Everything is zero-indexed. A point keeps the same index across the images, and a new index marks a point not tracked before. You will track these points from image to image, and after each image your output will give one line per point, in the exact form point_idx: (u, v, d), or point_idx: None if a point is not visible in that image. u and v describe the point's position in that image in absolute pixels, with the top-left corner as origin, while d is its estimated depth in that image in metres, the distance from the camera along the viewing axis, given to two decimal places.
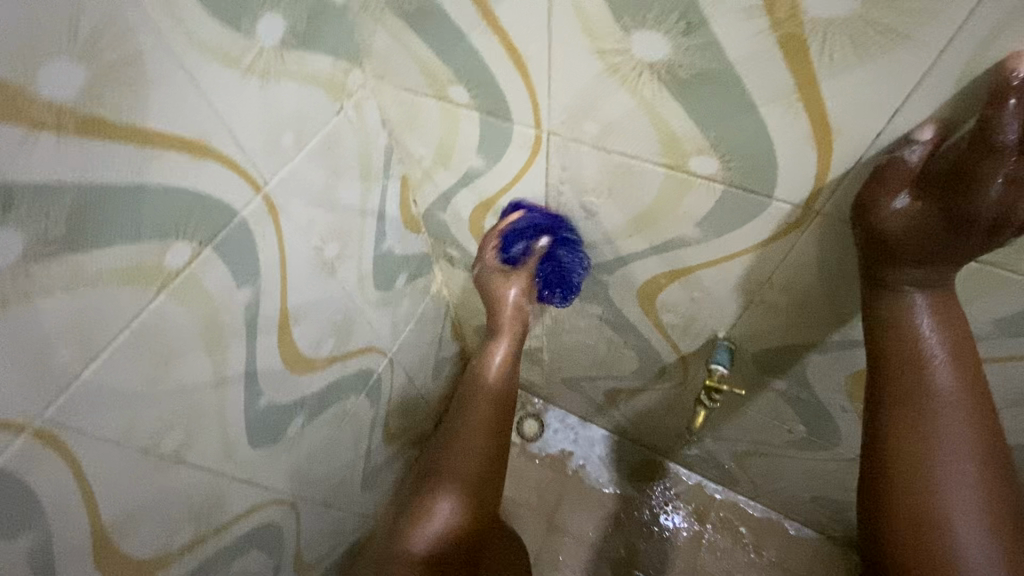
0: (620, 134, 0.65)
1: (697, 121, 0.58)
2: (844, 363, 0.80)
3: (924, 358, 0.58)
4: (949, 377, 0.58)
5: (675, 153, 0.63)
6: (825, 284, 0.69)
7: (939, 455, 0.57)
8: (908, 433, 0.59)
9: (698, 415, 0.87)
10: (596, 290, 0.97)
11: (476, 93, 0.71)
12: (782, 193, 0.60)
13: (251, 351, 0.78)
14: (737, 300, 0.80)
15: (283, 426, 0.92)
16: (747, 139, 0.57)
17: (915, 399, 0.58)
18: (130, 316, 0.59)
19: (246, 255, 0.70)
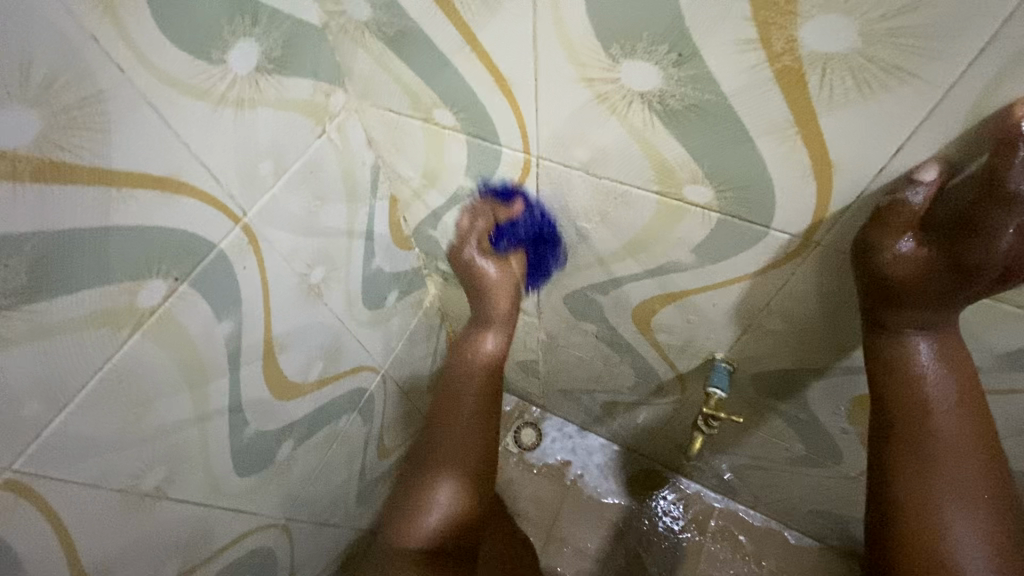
0: (610, 161, 0.62)
1: (690, 151, 0.55)
2: (846, 387, 0.78)
3: (927, 402, 0.58)
4: (953, 419, 0.58)
5: (668, 182, 0.60)
6: (825, 312, 0.67)
7: (946, 500, 0.57)
8: (912, 476, 0.58)
9: (696, 440, 0.85)
10: (590, 309, 0.94)
11: (461, 117, 0.69)
12: (780, 225, 0.58)
13: (234, 382, 0.76)
14: (734, 325, 0.78)
15: (272, 453, 0.90)
16: (742, 170, 0.54)
17: (919, 440, 0.58)
18: (102, 358, 0.57)
19: (225, 288, 0.68)
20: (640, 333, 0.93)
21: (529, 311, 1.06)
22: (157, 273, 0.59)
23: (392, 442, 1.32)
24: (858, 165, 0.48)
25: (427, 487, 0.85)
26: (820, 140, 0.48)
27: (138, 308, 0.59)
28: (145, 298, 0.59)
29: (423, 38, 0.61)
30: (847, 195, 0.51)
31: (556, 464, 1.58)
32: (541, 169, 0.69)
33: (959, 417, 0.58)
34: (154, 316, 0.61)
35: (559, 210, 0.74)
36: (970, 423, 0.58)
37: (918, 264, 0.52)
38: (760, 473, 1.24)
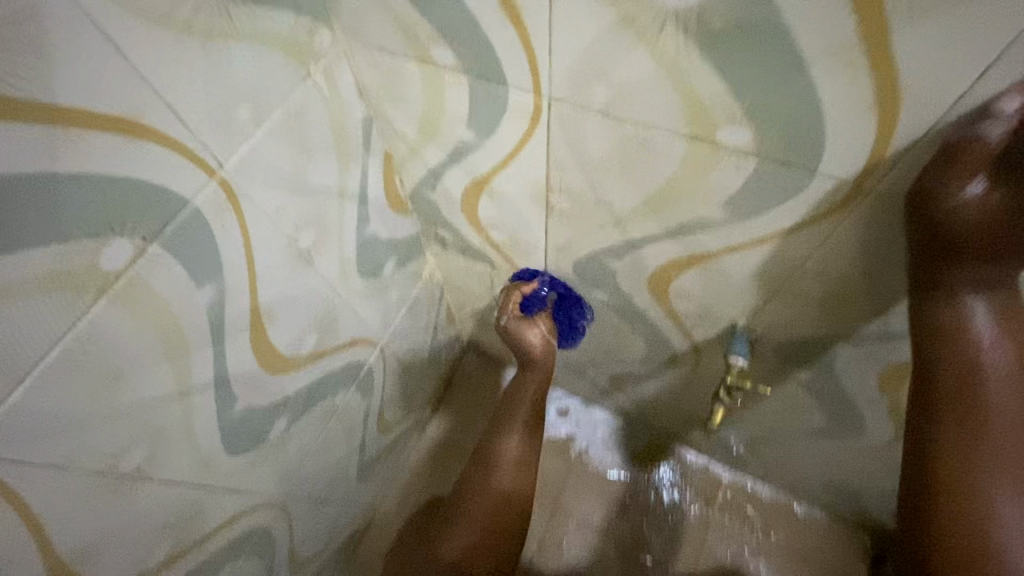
0: (634, 102, 0.55)
1: (730, 83, 0.48)
2: (879, 354, 0.73)
3: (982, 371, 0.55)
4: (1007, 388, 0.55)
5: (701, 123, 0.53)
6: (867, 271, 0.61)
7: (991, 475, 0.55)
8: (958, 449, 0.56)
9: (716, 413, 0.80)
10: (602, 275, 0.88)
11: (463, 54, 0.61)
12: (828, 170, 0.51)
13: (218, 355, 0.70)
14: (760, 290, 0.71)
15: (265, 430, 0.85)
16: (791, 105, 0.47)
17: (969, 411, 0.55)
18: (62, 327, 0.51)
19: (203, 250, 0.61)
20: (655, 301, 0.87)
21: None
22: (120, 231, 0.52)
23: (393, 418, 1.27)
24: (933, 92, 0.41)
25: (496, 435, 0.90)
26: (891, 61, 0.41)
27: (101, 272, 0.52)
28: (108, 261, 0.52)
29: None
30: (915, 130, 0.44)
31: (561, 438, 1.54)
32: (553, 114, 0.62)
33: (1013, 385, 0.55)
34: (121, 281, 0.54)
35: (573, 163, 0.67)
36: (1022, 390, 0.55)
37: (988, 211, 0.46)
38: (772, 445, 1.20)
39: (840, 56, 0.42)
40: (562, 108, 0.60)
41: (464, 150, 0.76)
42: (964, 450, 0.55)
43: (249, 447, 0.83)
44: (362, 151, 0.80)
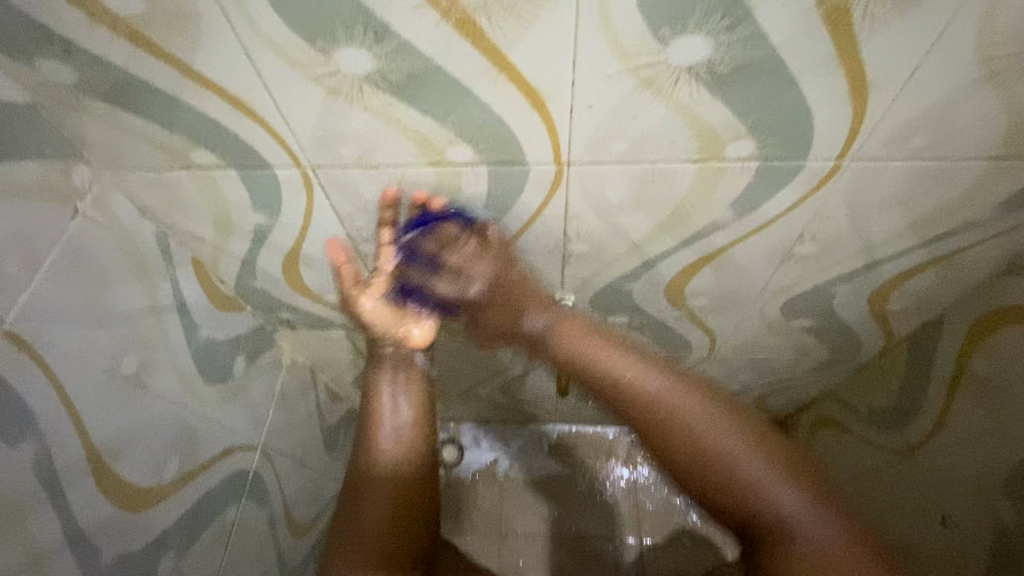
0: (422, 133, 0.43)
1: (589, 88, 0.39)
2: (853, 312, 0.65)
3: (667, 406, 0.44)
4: (722, 429, 0.43)
5: (567, 141, 0.43)
6: (776, 244, 0.54)
7: (758, 490, 0.41)
8: (696, 466, 0.43)
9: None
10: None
11: (283, 132, 0.44)
12: (744, 143, 0.43)
13: (241, 381, 0.71)
14: (717, 286, 0.61)
15: (301, 441, 0.87)
16: (656, 96, 0.39)
17: (696, 448, 0.43)
18: (154, 464, 0.57)
19: (160, 386, 0.58)
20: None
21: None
22: (84, 370, 0.49)
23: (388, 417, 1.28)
24: (850, 11, 0.33)
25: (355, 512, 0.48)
26: (733, 24, 0.34)
27: (53, 428, 0.46)
28: (53, 456, 0.46)
29: (196, 26, 0.37)
30: (780, 93, 0.38)
31: None
32: None
33: (731, 430, 0.43)
34: (91, 461, 0.50)
35: None
36: (732, 423, 0.43)
37: None
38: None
39: (683, 29, 0.34)
40: (331, 172, 0.48)
41: (261, 177, 0.49)
42: (710, 477, 0.42)
43: (285, 527, 0.83)
44: (237, 265, 0.63)
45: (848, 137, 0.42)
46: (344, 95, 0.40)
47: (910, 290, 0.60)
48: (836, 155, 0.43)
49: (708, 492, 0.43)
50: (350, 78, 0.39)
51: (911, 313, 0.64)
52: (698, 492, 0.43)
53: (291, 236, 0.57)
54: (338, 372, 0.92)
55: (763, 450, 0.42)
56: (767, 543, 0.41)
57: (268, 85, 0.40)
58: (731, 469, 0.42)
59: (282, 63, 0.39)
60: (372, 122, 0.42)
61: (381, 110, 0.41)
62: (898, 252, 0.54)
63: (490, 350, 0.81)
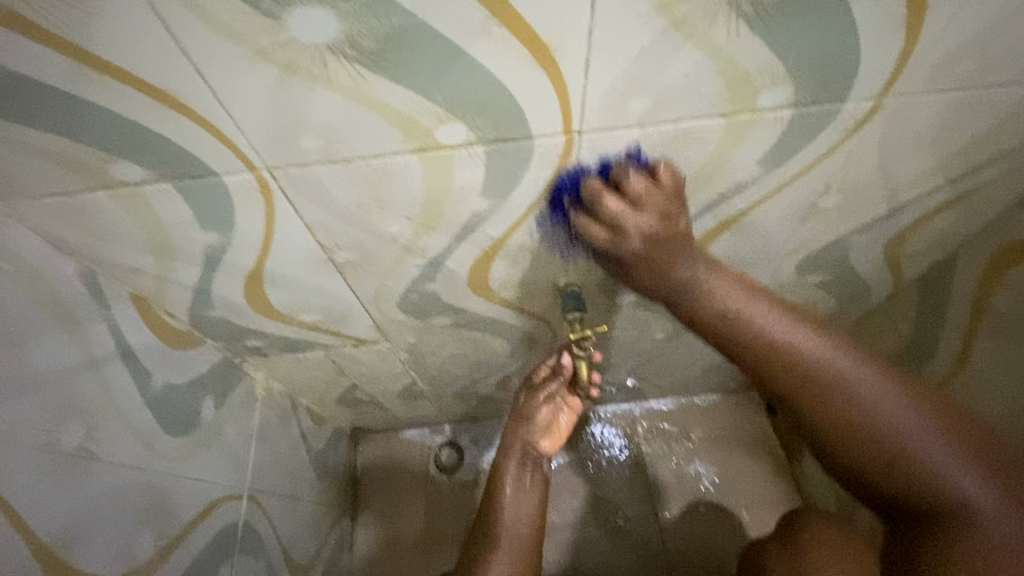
0: (405, 113, 0.35)
1: (610, 36, 0.32)
2: (868, 260, 0.62)
3: (823, 375, 0.39)
4: (847, 360, 0.39)
5: (579, 105, 0.36)
6: (799, 200, 0.50)
7: (882, 408, 0.38)
8: (864, 445, 0.38)
9: (580, 368, 0.60)
10: (439, 309, 0.61)
11: (227, 129, 0.35)
12: (778, 89, 0.37)
13: (213, 426, 0.62)
14: (734, 252, 0.57)
15: (289, 475, 0.78)
16: (687, 40, 0.33)
17: (869, 425, 0.38)
18: (123, 544, 0.48)
19: (115, 453, 0.48)
20: (500, 308, 0.63)
21: (377, 339, 0.67)
22: (16, 455, 0.39)
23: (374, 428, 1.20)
24: None
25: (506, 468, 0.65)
26: None
27: None
28: None
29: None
30: (827, 24, 0.33)
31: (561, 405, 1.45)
32: None
33: (855, 360, 0.39)
34: (44, 561, 0.41)
35: None
36: (912, 396, 0.38)
37: None
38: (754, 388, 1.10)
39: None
40: (293, 173, 0.40)
41: (204, 187, 0.40)
42: (888, 458, 0.37)
43: (286, 571, 0.75)
44: (188, 296, 0.53)
45: (894, 70, 0.37)
46: (303, 73, 0.32)
47: (929, 231, 0.57)
48: (877, 92, 0.38)
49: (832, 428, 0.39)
50: (309, 50, 0.30)
51: (923, 254, 0.62)
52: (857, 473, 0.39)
53: (250, 255, 0.48)
54: (320, 393, 0.83)
55: (941, 425, 0.37)
56: (941, 526, 0.36)
57: (199, 67, 0.31)
58: (905, 445, 0.37)
59: (215, 37, 0.30)
60: (341, 104, 0.34)
61: (352, 88, 0.33)
62: (922, 194, 0.51)
63: (487, 348, 0.75)
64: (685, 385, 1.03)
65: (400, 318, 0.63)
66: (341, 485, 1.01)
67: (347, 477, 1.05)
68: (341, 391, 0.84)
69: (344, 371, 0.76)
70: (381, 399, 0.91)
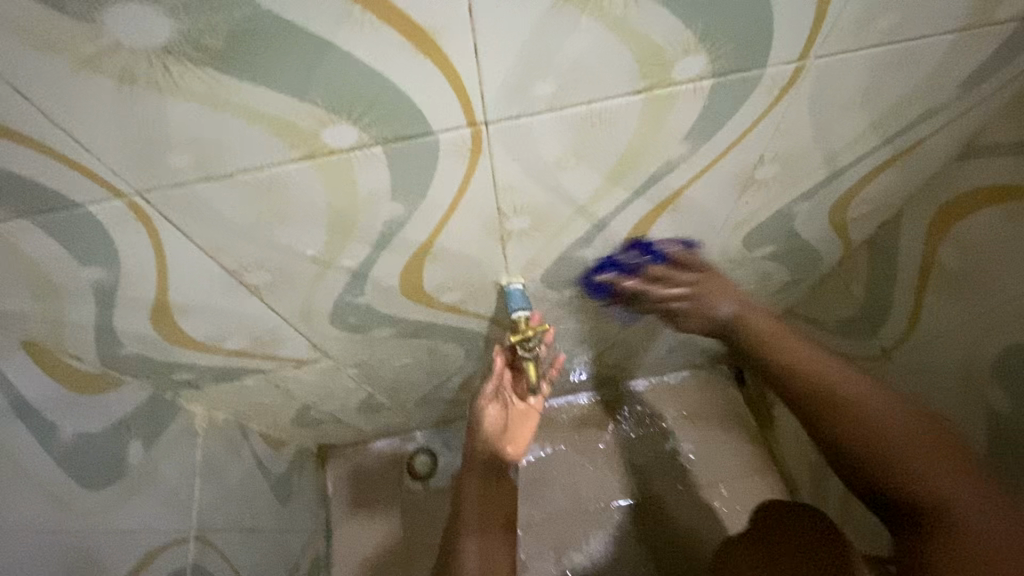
0: (280, 117, 0.31)
1: (496, 14, 0.28)
2: (814, 227, 0.60)
3: (829, 378, 0.47)
4: (868, 385, 0.46)
5: (480, 93, 0.33)
6: (736, 173, 0.47)
7: (901, 419, 0.44)
8: (855, 438, 0.45)
9: (530, 369, 0.56)
10: (377, 321, 0.58)
11: (76, 153, 0.31)
12: (694, 58, 0.34)
13: (146, 470, 0.58)
14: (678, 233, 0.55)
15: (247, 506, 0.75)
16: (582, 13, 0.29)
17: (871, 426, 0.44)
18: None
19: (22, 516, 0.45)
20: (443, 314, 0.60)
21: (319, 358, 0.64)
22: None
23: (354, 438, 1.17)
24: None
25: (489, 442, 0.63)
26: None
27: None
28: None
29: None
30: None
31: None
32: None
33: (870, 384, 0.46)
34: None
35: None
36: (911, 417, 0.44)
37: None
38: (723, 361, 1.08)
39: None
40: (171, 194, 0.35)
41: (70, 220, 0.36)
42: (879, 464, 0.43)
43: None
44: (91, 337, 0.49)
45: (811, 29, 0.34)
46: (145, 83, 0.28)
47: (871, 192, 0.56)
48: (798, 54, 0.36)
49: (818, 420, 0.47)
50: (144, 55, 0.26)
51: (869, 216, 0.60)
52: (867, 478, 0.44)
53: (147, 287, 0.43)
54: (272, 417, 0.79)
55: (952, 459, 0.42)
56: (925, 530, 0.41)
57: (18, 85, 0.27)
58: (915, 462, 0.42)
59: (27, 48, 0.25)
60: (203, 114, 0.30)
61: (209, 94, 0.29)
62: (860, 156, 0.49)
63: (440, 354, 0.72)
64: (654, 366, 1.02)
65: (336, 334, 0.58)
66: (310, 505, 0.98)
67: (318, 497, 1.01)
68: (293, 413, 0.80)
69: (292, 392, 0.72)
70: (340, 414, 0.87)
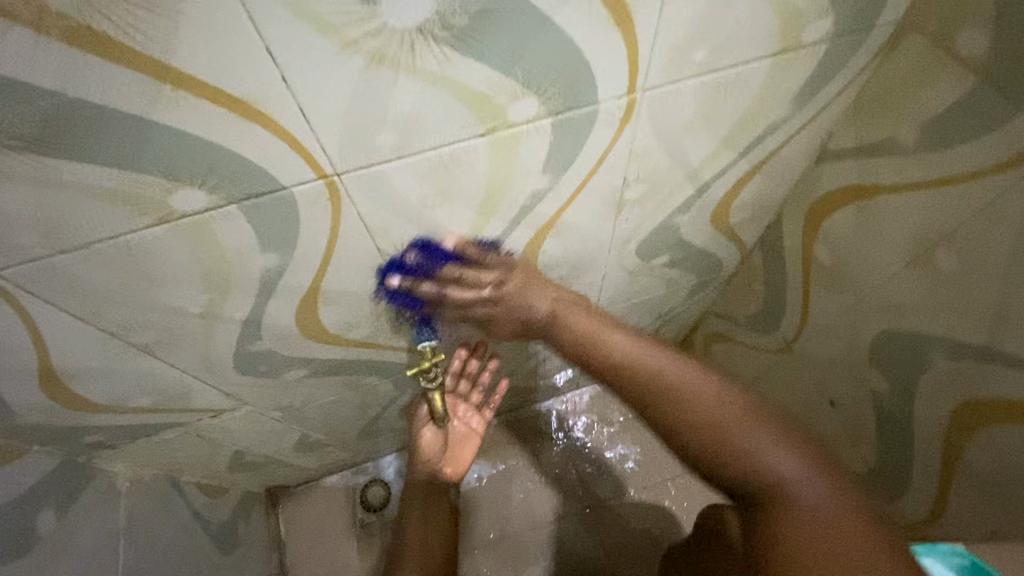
0: (118, 189, 0.32)
1: (310, 79, 0.30)
2: (702, 234, 0.64)
3: (638, 364, 0.45)
4: (687, 369, 0.44)
5: (319, 149, 0.34)
6: (605, 195, 0.50)
7: (740, 418, 0.41)
8: (711, 444, 0.41)
9: (435, 399, 0.59)
10: (286, 364, 0.58)
11: None
12: (525, 100, 0.37)
13: (59, 539, 0.57)
14: (569, 252, 0.57)
15: (182, 562, 0.73)
16: (397, 72, 0.31)
17: (699, 417, 0.42)
18: None
19: None
20: (354, 349, 0.61)
21: (236, 405, 0.64)
22: None
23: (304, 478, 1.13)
24: None
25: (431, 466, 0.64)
26: None
27: None
28: None
29: None
30: (537, 36, 0.33)
31: None
32: None
33: (709, 377, 0.44)
34: None
35: None
36: (841, 499, 0.38)
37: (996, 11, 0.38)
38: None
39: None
40: (25, 269, 0.36)
41: None
42: (729, 463, 0.41)
43: None
44: None
45: (629, 66, 0.37)
46: None
47: (747, 199, 0.59)
48: (627, 89, 0.39)
49: (699, 454, 0.42)
50: None
51: (753, 220, 0.64)
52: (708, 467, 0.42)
53: (26, 357, 0.43)
54: (205, 467, 0.78)
55: (789, 443, 0.40)
56: (767, 512, 0.39)
57: None
58: (745, 448, 0.40)
59: None
60: (35, 193, 0.31)
61: (36, 174, 0.30)
62: (722, 169, 0.52)
63: (366, 387, 0.72)
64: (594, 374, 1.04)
65: (246, 380, 0.58)
66: (260, 551, 0.96)
67: (269, 542, 1.00)
68: (226, 460, 0.79)
69: (218, 440, 0.71)
70: (279, 456, 0.86)
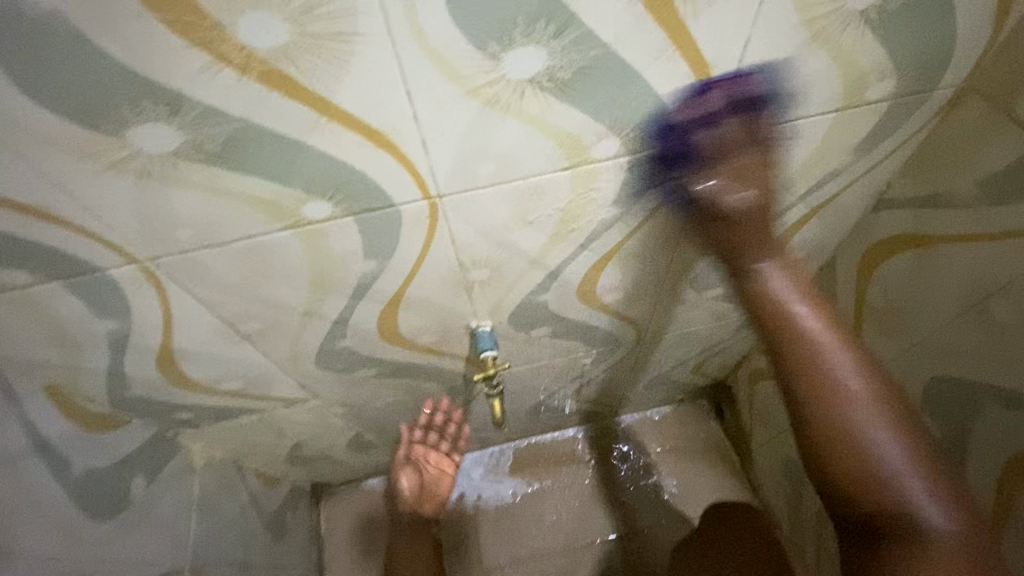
0: (265, 198, 0.38)
1: (434, 116, 0.36)
2: None
3: (805, 339, 0.36)
4: (844, 361, 0.36)
5: (430, 173, 0.40)
6: (668, 227, 0.54)
7: (865, 426, 0.34)
8: (830, 445, 0.35)
9: (496, 404, 0.62)
10: (359, 363, 0.64)
11: (99, 230, 0.38)
12: (606, 139, 0.41)
13: (147, 504, 0.63)
14: (627, 278, 0.61)
15: (240, 542, 0.78)
16: (506, 113, 0.37)
17: (838, 410, 0.35)
18: None
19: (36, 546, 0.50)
20: (419, 355, 0.66)
21: (308, 398, 0.69)
22: None
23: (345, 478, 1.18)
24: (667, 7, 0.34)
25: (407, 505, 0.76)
26: (560, 29, 0.33)
27: None
28: None
29: None
30: (628, 87, 0.38)
31: None
32: None
33: (859, 369, 0.36)
34: None
35: None
36: (967, 539, 0.33)
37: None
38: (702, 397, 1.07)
39: (512, 41, 0.33)
40: (176, 260, 0.42)
41: (91, 282, 0.42)
42: (850, 470, 0.34)
43: None
44: (103, 381, 0.55)
45: None
46: (157, 176, 0.35)
47: (802, 240, 0.62)
48: None
49: (817, 441, 0.35)
50: (159, 156, 0.34)
51: (807, 260, 0.66)
52: (825, 481, 0.35)
53: (154, 335, 0.50)
54: (266, 455, 0.84)
55: (931, 473, 0.34)
56: (882, 538, 0.34)
57: (59, 182, 0.34)
58: (872, 452, 0.34)
59: (70, 157, 0.33)
60: (202, 197, 0.37)
61: (207, 182, 0.36)
62: (780, 210, 0.55)
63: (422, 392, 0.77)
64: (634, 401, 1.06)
65: (322, 374, 0.64)
66: (303, 544, 1.00)
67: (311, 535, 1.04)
68: (286, 450, 0.84)
69: (284, 430, 0.77)
70: (332, 452, 0.91)
